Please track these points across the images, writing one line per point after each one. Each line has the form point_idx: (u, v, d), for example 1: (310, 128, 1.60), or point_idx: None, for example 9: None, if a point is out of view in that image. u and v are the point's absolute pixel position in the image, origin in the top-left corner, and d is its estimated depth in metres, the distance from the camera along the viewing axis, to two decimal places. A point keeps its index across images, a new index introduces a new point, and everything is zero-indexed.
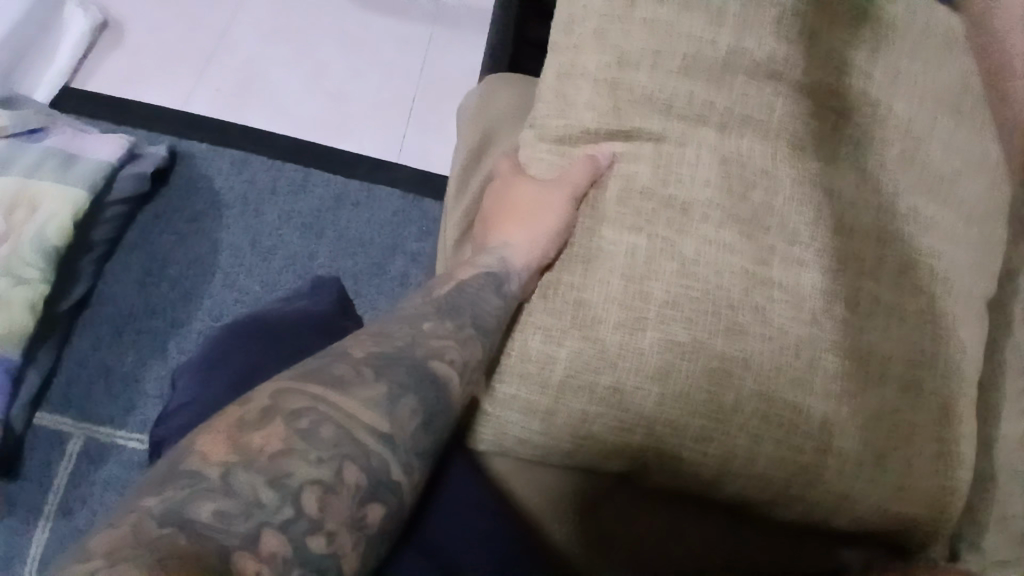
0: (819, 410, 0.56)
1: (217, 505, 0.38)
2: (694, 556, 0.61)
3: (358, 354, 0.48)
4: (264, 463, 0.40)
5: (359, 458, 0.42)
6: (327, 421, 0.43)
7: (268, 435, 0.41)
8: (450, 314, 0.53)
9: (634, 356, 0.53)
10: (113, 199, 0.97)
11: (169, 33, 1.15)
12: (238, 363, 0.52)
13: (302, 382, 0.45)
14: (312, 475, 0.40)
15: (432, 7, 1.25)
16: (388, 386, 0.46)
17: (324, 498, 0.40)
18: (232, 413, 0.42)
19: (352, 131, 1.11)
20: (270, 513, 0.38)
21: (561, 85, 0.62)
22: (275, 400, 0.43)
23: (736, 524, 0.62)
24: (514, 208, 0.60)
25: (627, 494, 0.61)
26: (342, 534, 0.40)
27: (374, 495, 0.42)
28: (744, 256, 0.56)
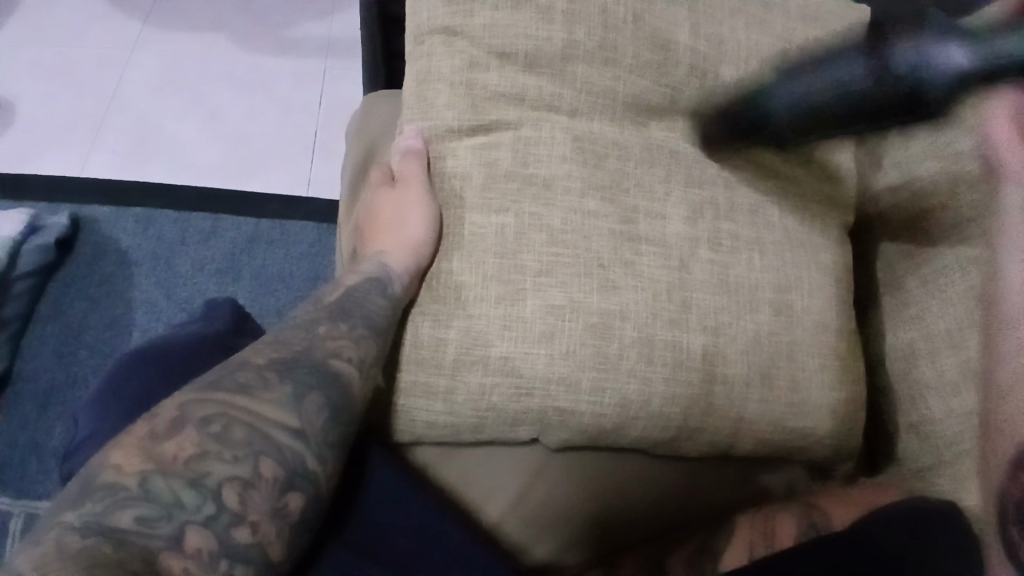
0: (699, 344, 0.60)
1: (138, 512, 0.40)
2: (624, 513, 0.65)
3: (260, 361, 0.50)
4: (181, 468, 0.43)
5: (274, 453, 0.46)
6: (237, 423, 0.46)
7: (181, 442, 0.44)
8: (342, 316, 0.56)
9: (518, 323, 0.57)
10: (19, 272, 0.97)
11: (58, 104, 1.16)
12: (135, 395, 0.56)
13: (207, 390, 0.47)
14: (230, 473, 0.44)
15: (320, 40, 1.29)
16: (293, 386, 0.49)
17: (244, 492, 0.44)
18: (140, 428, 0.44)
19: (257, 171, 1.13)
20: (192, 511, 0.41)
21: (422, 90, 0.65)
22: (183, 410, 0.46)
23: (667, 471, 0.67)
24: (386, 219, 0.65)
25: (559, 461, 0.64)
26: (266, 523, 0.44)
27: (292, 485, 0.46)
28: (608, 218, 0.61)
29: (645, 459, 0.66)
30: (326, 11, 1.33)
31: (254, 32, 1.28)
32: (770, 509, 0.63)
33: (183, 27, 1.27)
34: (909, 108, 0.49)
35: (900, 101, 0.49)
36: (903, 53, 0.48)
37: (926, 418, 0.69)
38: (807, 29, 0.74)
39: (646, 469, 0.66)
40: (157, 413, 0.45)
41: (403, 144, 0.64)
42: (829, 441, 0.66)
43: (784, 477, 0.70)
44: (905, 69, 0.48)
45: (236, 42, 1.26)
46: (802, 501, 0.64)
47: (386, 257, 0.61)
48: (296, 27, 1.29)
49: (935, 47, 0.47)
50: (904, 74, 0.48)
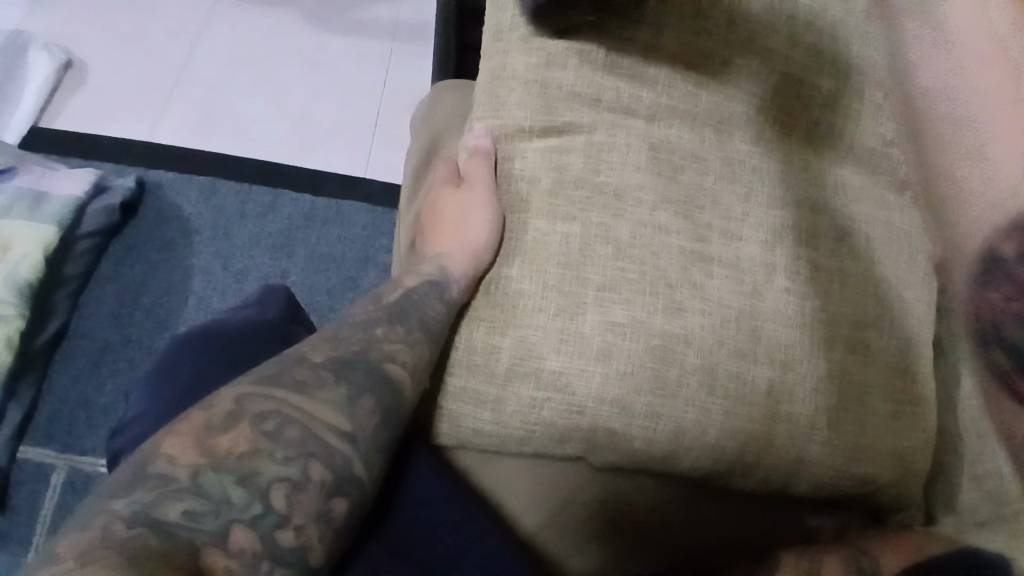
0: (764, 378, 0.57)
1: (187, 506, 0.41)
2: (664, 535, 0.62)
3: (316, 359, 0.50)
4: (233, 465, 0.43)
5: (324, 457, 0.46)
6: (291, 423, 0.46)
7: (235, 438, 0.44)
8: (399, 318, 0.55)
9: (576, 339, 0.55)
10: (83, 232, 1.00)
11: (132, 68, 1.18)
12: (186, 376, 0.56)
13: (263, 386, 0.47)
14: (280, 474, 0.44)
15: (390, 22, 1.28)
16: (347, 388, 0.49)
17: (292, 495, 0.44)
18: (197, 417, 0.45)
19: (319, 150, 1.13)
20: (240, 510, 0.42)
21: (493, 87, 0.64)
22: (239, 404, 0.46)
23: (712, 500, 0.64)
24: (449, 217, 0.63)
25: (602, 478, 0.62)
26: (310, 527, 0.44)
27: (338, 489, 0.46)
28: (680, 236, 0.58)
29: (691, 485, 0.64)
30: None
31: (326, 8, 1.28)
32: (817, 551, 0.59)
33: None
34: None
35: None
36: None
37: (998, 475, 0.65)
38: None
39: (691, 496, 0.63)
40: (214, 405, 0.46)
41: (472, 142, 0.63)
42: (889, 489, 0.62)
43: (834, 519, 0.66)
44: None
45: (307, 18, 1.26)
46: (852, 546, 0.59)
47: (445, 258, 0.60)
48: (367, 7, 1.29)
49: None
50: None
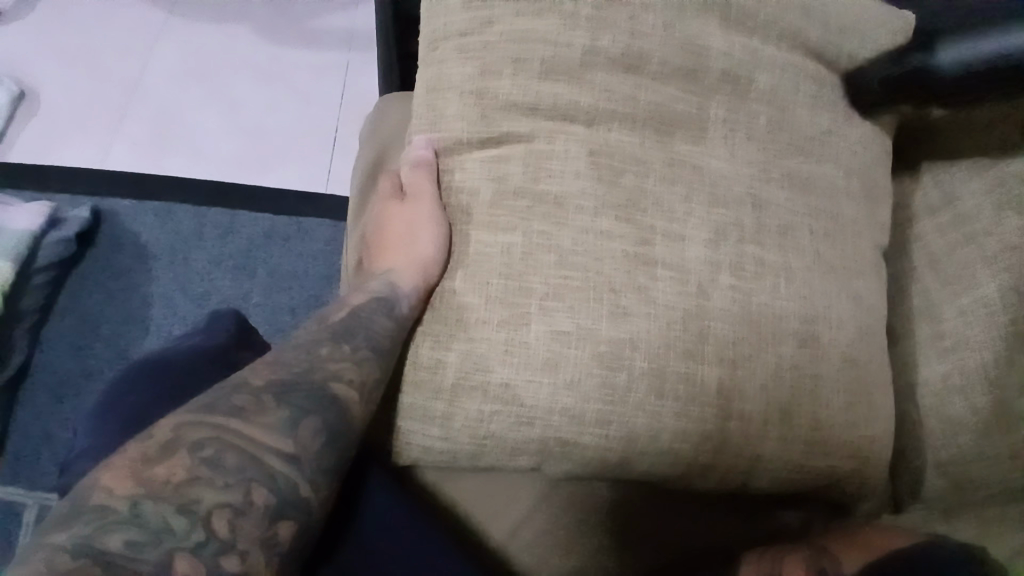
0: (714, 378, 0.57)
1: (127, 537, 0.39)
2: (633, 542, 0.62)
3: (257, 383, 0.49)
4: (171, 493, 0.42)
5: (266, 481, 0.45)
6: (230, 448, 0.45)
7: (173, 466, 0.43)
8: (345, 337, 0.54)
9: (521, 350, 0.54)
10: (39, 265, 0.98)
11: (84, 95, 1.16)
12: (131, 408, 0.55)
13: (201, 413, 0.46)
14: (220, 499, 0.42)
15: (344, 34, 1.27)
16: (289, 411, 0.48)
17: (234, 520, 0.42)
18: (133, 448, 0.44)
19: (278, 167, 1.12)
20: (180, 538, 0.41)
21: (433, 99, 0.63)
22: (177, 432, 0.45)
23: (673, 504, 0.64)
24: (397, 233, 0.63)
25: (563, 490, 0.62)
26: (254, 553, 0.42)
27: (282, 513, 0.44)
28: (624, 240, 0.58)
29: (656, 490, 0.63)
30: (350, 4, 1.31)
31: (278, 24, 1.27)
32: (779, 548, 0.59)
33: (208, 18, 1.26)
34: None
35: None
36: None
37: (955, 457, 0.65)
38: (843, 41, 0.70)
39: (655, 500, 0.63)
40: (152, 434, 0.45)
41: (416, 153, 0.62)
42: (850, 482, 0.63)
43: (802, 513, 0.66)
44: None
45: (259, 34, 1.25)
46: (811, 542, 0.60)
47: (394, 275, 0.60)
48: (321, 20, 1.28)
49: None
50: None
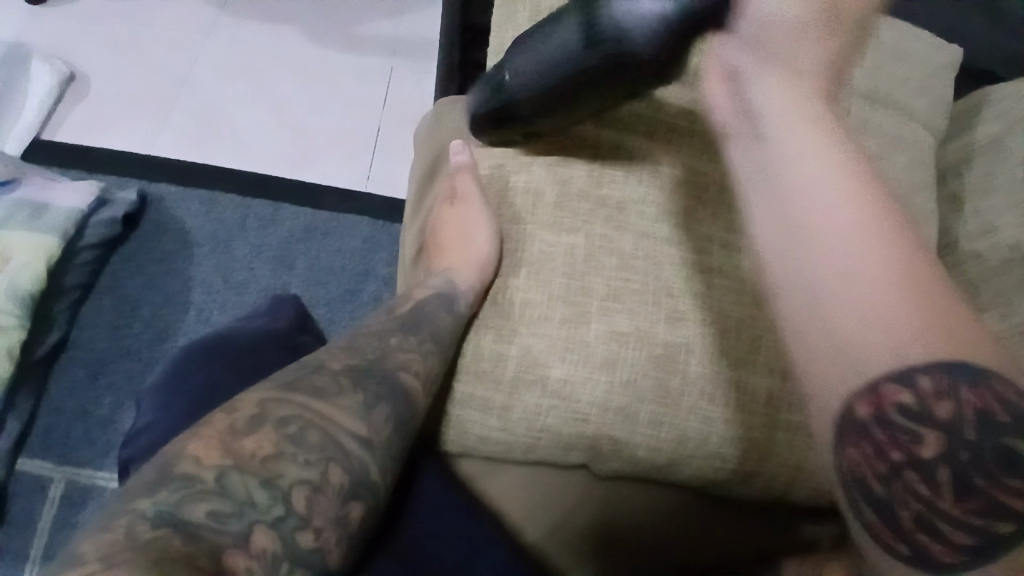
0: (763, 387, 0.58)
1: (211, 507, 0.40)
2: (674, 549, 0.63)
3: (335, 366, 0.51)
4: (256, 466, 0.43)
5: (343, 461, 0.46)
6: (311, 427, 0.46)
7: (259, 440, 0.44)
8: (410, 329, 0.56)
9: (581, 348, 0.56)
10: (85, 244, 0.99)
11: (135, 80, 1.19)
12: (196, 380, 0.57)
13: (285, 391, 0.48)
14: (300, 476, 0.44)
15: (389, 39, 1.30)
16: (365, 395, 0.50)
17: (312, 497, 0.44)
18: (221, 420, 0.45)
19: (317, 163, 1.15)
20: (262, 511, 0.42)
21: (503, 107, 0.65)
22: (262, 408, 0.46)
23: (713, 509, 0.65)
24: (449, 236, 0.65)
25: (613, 489, 0.63)
26: (327, 530, 0.44)
27: (355, 493, 0.46)
28: (683, 247, 0.60)
29: (694, 494, 0.64)
30: (397, 10, 1.34)
31: (326, 25, 1.30)
32: (818, 557, 0.61)
33: (257, 14, 1.29)
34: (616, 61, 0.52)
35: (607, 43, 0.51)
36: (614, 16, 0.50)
37: None
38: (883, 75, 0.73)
39: (699, 506, 0.64)
40: (239, 408, 0.46)
41: (456, 159, 0.68)
42: None
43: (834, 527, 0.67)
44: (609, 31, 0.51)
45: (307, 34, 1.28)
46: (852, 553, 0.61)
47: (451, 273, 0.62)
48: (368, 24, 1.31)
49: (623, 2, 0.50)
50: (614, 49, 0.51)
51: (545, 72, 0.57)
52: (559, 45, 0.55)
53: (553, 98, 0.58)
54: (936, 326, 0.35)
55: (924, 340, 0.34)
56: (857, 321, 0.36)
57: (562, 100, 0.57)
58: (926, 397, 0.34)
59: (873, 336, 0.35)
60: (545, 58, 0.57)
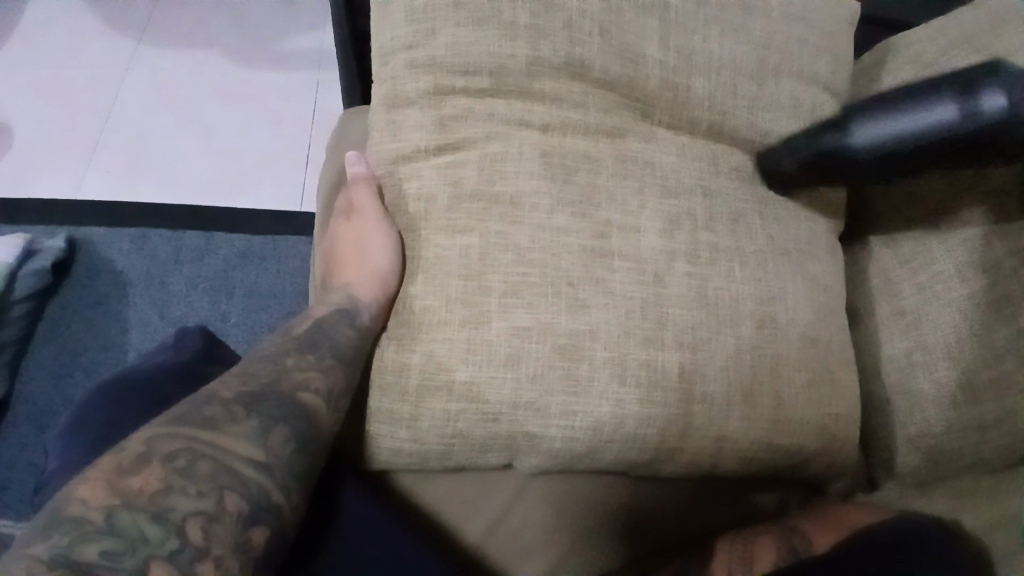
0: (675, 363, 0.58)
1: (102, 546, 0.41)
2: (613, 537, 0.63)
3: (227, 394, 0.51)
4: (145, 503, 0.43)
5: (239, 488, 0.46)
6: (202, 458, 0.46)
7: (147, 477, 0.44)
8: (310, 348, 0.56)
9: (483, 349, 0.55)
10: (17, 297, 0.98)
11: (58, 125, 1.17)
12: (101, 422, 0.56)
13: (175, 425, 0.48)
14: (194, 507, 0.44)
15: (312, 53, 1.29)
16: (260, 419, 0.50)
17: (207, 527, 0.44)
18: (106, 462, 0.45)
19: (250, 187, 1.14)
20: (156, 546, 0.42)
21: (391, 115, 0.64)
22: (150, 444, 0.46)
23: (648, 493, 0.64)
24: (349, 251, 0.64)
25: (543, 484, 0.63)
26: (229, 558, 0.44)
27: (256, 518, 0.46)
28: (580, 234, 0.60)
29: (628, 480, 0.64)
30: (317, 23, 1.33)
31: (248, 47, 1.28)
32: (751, 530, 0.61)
33: (175, 44, 1.28)
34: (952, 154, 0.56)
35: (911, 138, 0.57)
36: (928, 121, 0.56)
37: (924, 431, 0.67)
38: (789, 30, 0.70)
39: (633, 491, 0.64)
40: (125, 447, 0.46)
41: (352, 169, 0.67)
42: (818, 460, 0.64)
43: (777, 495, 0.68)
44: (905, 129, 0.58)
45: (229, 58, 1.27)
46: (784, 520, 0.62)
47: (353, 288, 0.61)
48: (289, 40, 1.30)
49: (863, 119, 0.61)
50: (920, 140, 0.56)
51: (895, 144, 0.58)
52: (929, 117, 0.56)
53: (894, 165, 0.59)
54: None
55: None
56: None
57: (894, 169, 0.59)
58: None
59: None
60: (878, 134, 0.59)
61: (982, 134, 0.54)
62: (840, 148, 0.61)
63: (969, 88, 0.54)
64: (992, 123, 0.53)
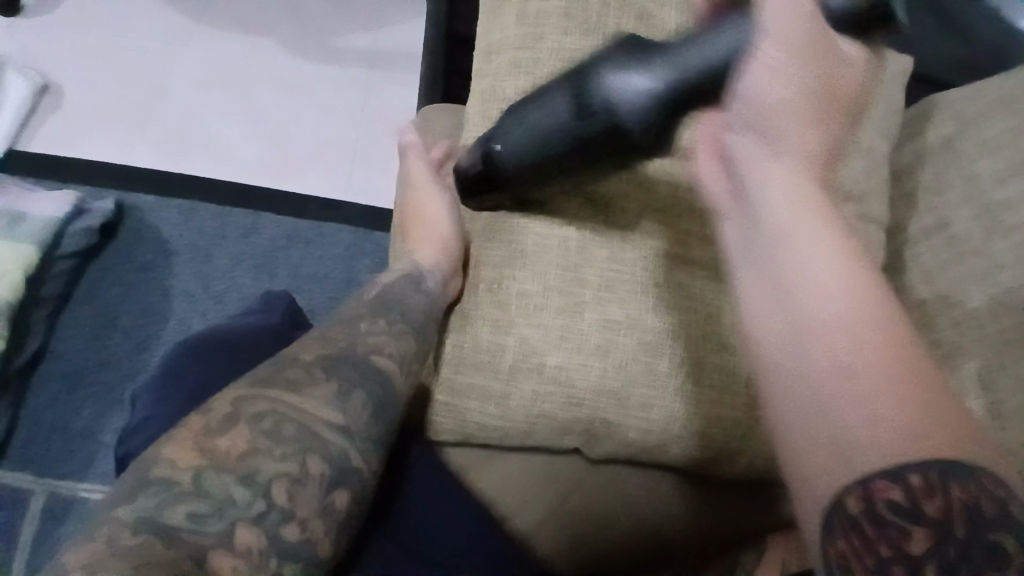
0: (744, 369, 0.62)
1: (190, 508, 0.42)
2: (667, 531, 0.65)
3: (307, 357, 0.53)
4: (233, 463, 0.45)
5: (321, 452, 0.48)
6: (286, 422, 0.49)
7: (234, 438, 0.46)
8: (382, 312, 0.59)
9: (575, 335, 0.58)
10: (62, 253, 0.98)
11: (112, 90, 1.18)
12: (194, 377, 0.57)
13: (259, 388, 0.50)
14: (279, 469, 0.46)
15: (367, 51, 1.32)
16: (338, 383, 0.52)
17: (292, 489, 0.46)
18: (196, 422, 0.47)
19: (297, 172, 1.16)
20: (243, 507, 0.44)
21: (486, 110, 0.67)
22: (236, 406, 0.48)
23: (703, 489, 0.67)
24: (412, 223, 0.68)
25: (604, 474, 0.65)
26: (312, 521, 0.46)
27: (337, 483, 0.48)
28: (666, 243, 0.62)
29: (684, 476, 0.67)
30: (374, 23, 1.36)
31: (305, 37, 1.31)
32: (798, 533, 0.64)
33: (234, 25, 1.29)
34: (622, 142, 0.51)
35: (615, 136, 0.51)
36: (597, 97, 0.50)
37: None
38: None
39: (688, 487, 0.66)
40: (212, 408, 0.48)
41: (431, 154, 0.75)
42: None
43: None
44: (598, 107, 0.51)
45: (286, 46, 1.29)
46: None
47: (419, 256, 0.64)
48: (345, 37, 1.33)
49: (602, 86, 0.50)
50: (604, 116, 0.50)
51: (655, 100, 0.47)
52: (549, 115, 0.54)
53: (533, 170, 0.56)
54: (903, 429, 0.32)
55: (910, 437, 0.32)
56: (859, 406, 0.33)
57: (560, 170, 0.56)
58: (917, 494, 0.31)
59: (867, 440, 0.32)
60: (521, 138, 0.56)
61: (602, 138, 0.52)
62: (495, 153, 0.57)
63: (581, 82, 0.52)
64: (638, 97, 0.48)
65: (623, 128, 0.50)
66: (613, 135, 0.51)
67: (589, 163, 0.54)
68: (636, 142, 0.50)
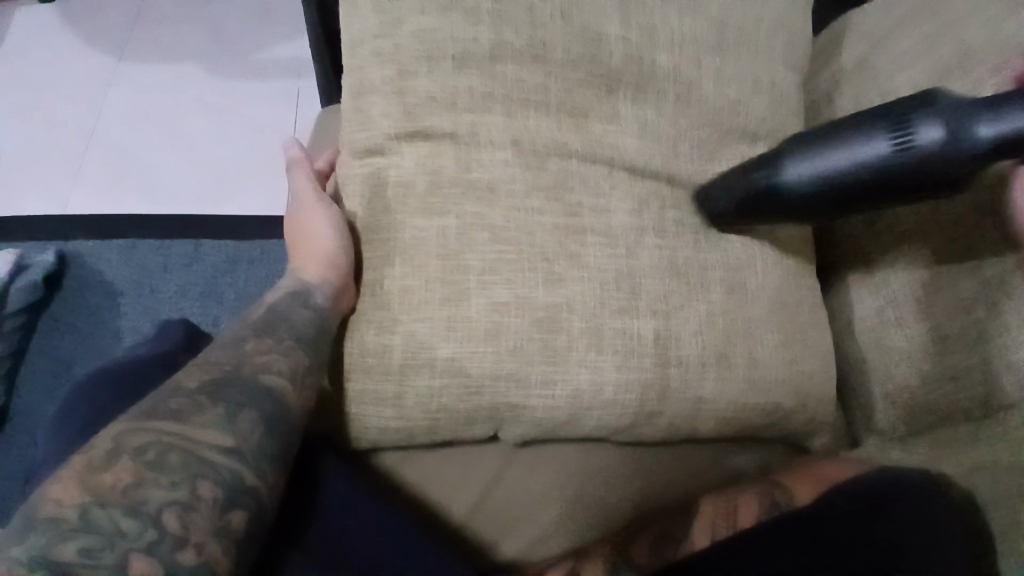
0: (651, 330, 0.61)
1: (80, 544, 0.43)
2: (606, 501, 0.65)
3: (191, 385, 0.53)
4: (118, 497, 0.45)
5: (211, 475, 0.49)
6: (171, 449, 0.49)
7: (118, 472, 0.46)
8: (267, 331, 0.59)
9: (463, 324, 0.58)
10: (10, 311, 1.00)
11: (44, 141, 1.20)
12: (83, 415, 0.57)
13: (142, 420, 0.50)
14: (168, 498, 0.46)
15: (291, 61, 1.31)
16: (225, 407, 0.53)
17: (184, 515, 0.46)
18: (79, 460, 0.47)
19: (235, 194, 1.16)
20: (134, 539, 0.44)
21: (358, 102, 0.64)
22: (118, 441, 0.48)
23: (638, 453, 0.66)
24: (297, 237, 0.66)
25: (530, 456, 0.65)
26: (210, 543, 0.46)
27: (233, 502, 0.49)
28: (553, 214, 0.62)
29: (615, 446, 0.66)
30: (295, 32, 1.35)
31: (227, 57, 1.31)
32: (737, 488, 0.63)
33: (157, 58, 1.30)
34: (863, 198, 0.57)
35: (885, 185, 0.56)
36: (868, 149, 0.56)
37: (900, 387, 0.70)
38: (746, 6, 0.72)
39: (622, 455, 0.66)
40: (94, 445, 0.48)
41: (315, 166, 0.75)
42: (795, 415, 0.67)
43: (757, 456, 0.70)
44: (870, 162, 0.56)
45: (208, 69, 1.29)
46: (770, 478, 0.64)
47: (303, 271, 0.64)
48: (267, 50, 1.32)
49: (950, 125, 0.53)
50: (902, 156, 0.54)
51: (895, 167, 0.55)
52: (862, 153, 0.56)
53: (825, 205, 0.60)
54: None
55: None
56: None
57: (799, 208, 0.61)
58: None
59: None
60: (814, 169, 0.59)
61: (937, 168, 0.53)
62: (775, 185, 0.61)
63: (902, 121, 0.55)
64: (923, 156, 0.53)
65: (853, 180, 0.57)
66: (905, 173, 0.55)
67: (855, 195, 0.58)
68: (954, 176, 0.54)
